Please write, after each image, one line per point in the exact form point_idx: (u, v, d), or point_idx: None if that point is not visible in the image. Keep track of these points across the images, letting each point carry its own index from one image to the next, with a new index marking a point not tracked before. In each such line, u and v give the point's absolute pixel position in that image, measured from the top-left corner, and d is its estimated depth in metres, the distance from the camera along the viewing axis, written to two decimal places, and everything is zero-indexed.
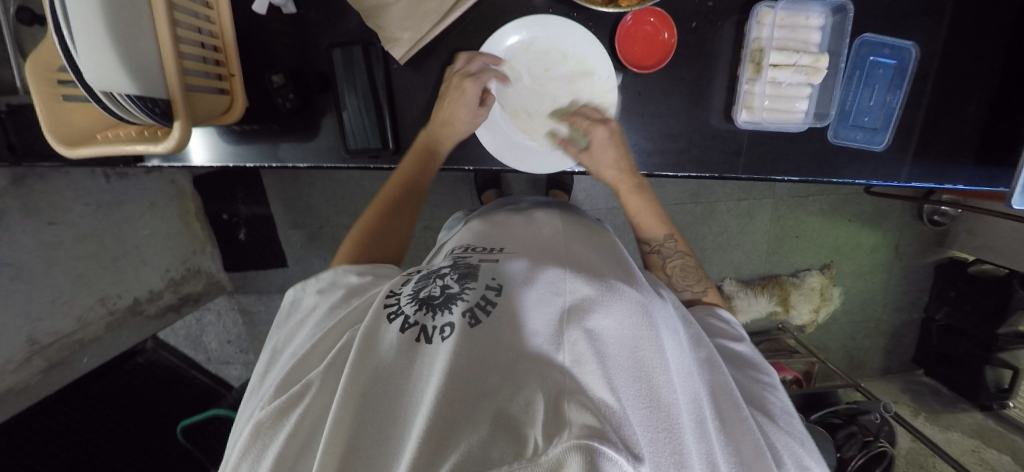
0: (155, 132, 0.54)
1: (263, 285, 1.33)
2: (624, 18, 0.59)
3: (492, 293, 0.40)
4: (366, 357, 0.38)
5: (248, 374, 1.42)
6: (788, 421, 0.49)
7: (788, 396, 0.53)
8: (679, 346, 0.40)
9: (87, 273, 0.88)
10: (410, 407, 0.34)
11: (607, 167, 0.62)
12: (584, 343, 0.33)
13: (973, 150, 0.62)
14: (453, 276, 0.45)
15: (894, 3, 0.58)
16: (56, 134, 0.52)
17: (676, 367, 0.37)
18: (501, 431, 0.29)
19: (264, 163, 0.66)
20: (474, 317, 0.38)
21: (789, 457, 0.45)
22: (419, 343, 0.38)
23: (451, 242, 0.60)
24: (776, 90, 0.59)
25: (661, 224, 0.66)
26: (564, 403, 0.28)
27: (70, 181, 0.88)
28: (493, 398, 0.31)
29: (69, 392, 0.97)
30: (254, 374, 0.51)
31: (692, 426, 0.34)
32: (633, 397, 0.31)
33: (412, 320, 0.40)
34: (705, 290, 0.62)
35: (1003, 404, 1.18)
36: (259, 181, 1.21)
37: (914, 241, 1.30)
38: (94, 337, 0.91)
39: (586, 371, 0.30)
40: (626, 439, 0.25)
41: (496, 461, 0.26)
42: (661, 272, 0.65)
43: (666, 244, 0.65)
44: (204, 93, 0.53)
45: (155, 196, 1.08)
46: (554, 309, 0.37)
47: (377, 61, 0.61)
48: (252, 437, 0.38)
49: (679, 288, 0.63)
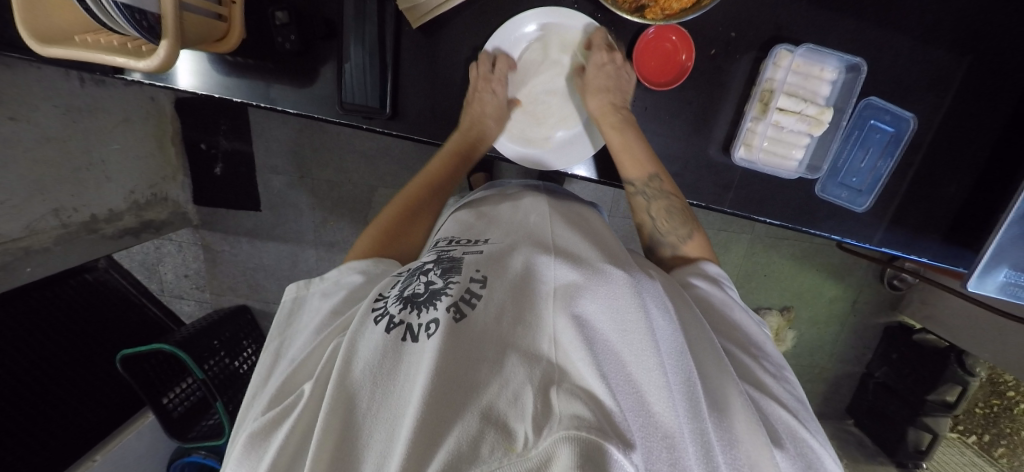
0: (138, 46, 0.50)
1: (231, 225, 1.28)
2: (647, 30, 0.59)
3: (476, 285, 0.40)
4: (351, 365, 0.36)
5: (201, 312, 1.38)
6: (785, 394, 0.45)
7: (786, 363, 0.50)
8: (670, 324, 0.38)
9: (43, 180, 0.83)
10: (399, 409, 0.32)
11: (594, 94, 0.59)
12: (571, 330, 0.32)
13: (945, 227, 0.65)
14: (437, 271, 0.44)
15: (903, 73, 0.60)
16: (31, 32, 0.48)
17: (666, 346, 0.35)
18: (490, 425, 0.28)
19: (253, 101, 0.63)
20: (460, 311, 0.37)
21: (786, 437, 0.41)
22: (405, 342, 0.37)
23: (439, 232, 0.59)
24: (777, 134, 0.60)
25: (646, 161, 0.58)
26: (552, 394, 0.28)
27: (42, 79, 0.82)
28: (480, 393, 0.30)
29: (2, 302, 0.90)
30: (247, 389, 0.46)
31: (684, 407, 0.32)
32: (622, 384, 0.30)
33: (397, 319, 0.39)
34: (691, 232, 0.61)
35: (917, 463, 1.28)
36: (245, 117, 1.15)
37: (871, 299, 1.37)
38: (43, 247, 0.86)
39: (574, 360, 0.30)
40: (618, 428, 0.26)
41: (486, 456, 0.25)
42: (646, 217, 0.62)
43: (651, 185, 0.59)
44: (204, 17, 0.50)
45: (131, 112, 1.01)
46: (542, 300, 0.36)
47: (384, 18, 0.58)
48: (247, 447, 0.35)
49: (664, 234, 0.61)
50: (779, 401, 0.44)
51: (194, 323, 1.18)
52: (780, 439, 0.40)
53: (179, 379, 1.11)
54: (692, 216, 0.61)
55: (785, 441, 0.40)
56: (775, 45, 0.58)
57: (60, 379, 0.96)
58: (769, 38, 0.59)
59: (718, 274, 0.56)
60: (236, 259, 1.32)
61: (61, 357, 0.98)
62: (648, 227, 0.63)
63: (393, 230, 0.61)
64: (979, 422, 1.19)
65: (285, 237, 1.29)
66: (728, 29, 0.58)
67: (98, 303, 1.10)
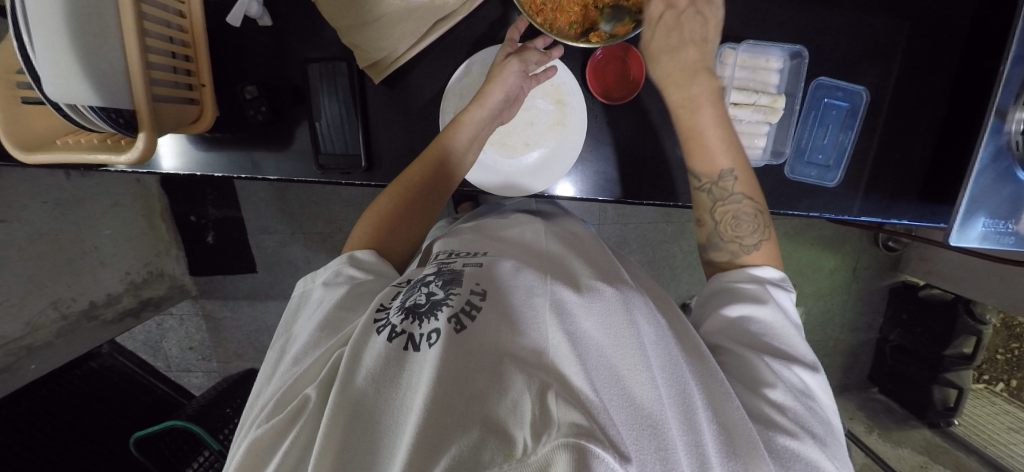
0: (118, 141, 0.52)
1: (230, 290, 1.29)
2: (594, 52, 0.64)
3: (476, 298, 0.39)
4: (355, 375, 0.36)
5: (210, 382, 1.37)
6: (792, 404, 0.43)
7: (819, 399, 0.46)
8: (664, 338, 0.39)
9: (40, 276, 0.84)
10: (401, 416, 0.32)
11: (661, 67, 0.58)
12: (565, 344, 0.33)
13: (917, 188, 0.67)
14: (437, 283, 0.43)
15: (846, 52, 0.63)
16: (15, 142, 0.50)
17: (659, 359, 0.36)
18: (491, 435, 0.28)
19: (236, 173, 0.65)
20: (460, 322, 0.37)
21: (801, 467, 0.39)
22: (407, 351, 0.37)
23: (438, 245, 0.60)
24: (736, 127, 0.62)
25: (719, 159, 0.57)
26: (549, 400, 0.28)
27: (28, 177, 0.84)
28: (482, 401, 0.31)
29: (17, 397, 0.90)
30: (257, 382, 0.47)
31: (676, 418, 0.33)
32: (616, 397, 0.31)
33: (398, 329, 0.38)
34: (759, 241, 0.56)
35: (949, 421, 1.22)
36: (231, 183, 1.17)
37: (870, 264, 1.39)
38: (44, 342, 0.86)
39: (568, 373, 0.31)
40: (612, 437, 0.26)
41: (487, 463, 0.26)
42: (707, 216, 0.59)
43: (722, 181, 0.57)
44: (175, 104, 0.52)
45: (119, 196, 1.03)
46: (536, 314, 0.36)
47: (354, 80, 0.61)
48: (251, 454, 0.36)
49: (724, 240, 0.57)
50: (782, 410, 0.43)
51: (206, 394, 1.18)
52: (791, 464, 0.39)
53: (196, 453, 1.09)
54: (762, 225, 0.57)
55: (789, 459, 0.39)
56: (720, 45, 0.62)
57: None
58: (713, 39, 0.62)
59: (780, 279, 0.54)
60: (239, 324, 1.32)
61: (81, 446, 0.97)
62: (707, 230, 0.59)
63: (378, 231, 0.60)
64: (1002, 369, 1.21)
65: (284, 294, 1.29)
66: None
67: (107, 388, 1.10)
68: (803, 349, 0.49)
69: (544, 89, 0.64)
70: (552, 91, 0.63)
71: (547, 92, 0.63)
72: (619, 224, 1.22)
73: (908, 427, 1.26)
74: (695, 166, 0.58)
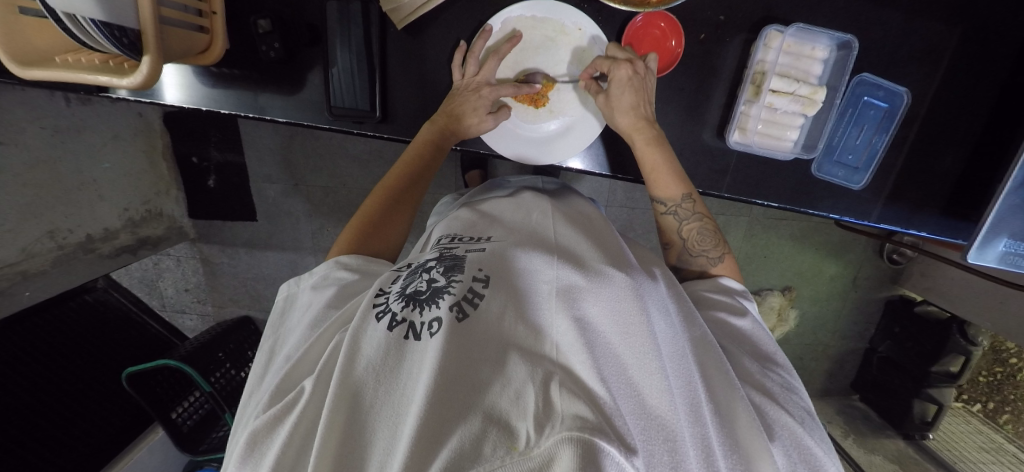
0: (121, 63, 0.49)
1: (229, 236, 1.28)
2: (634, 17, 0.59)
3: (479, 284, 0.38)
4: (354, 362, 0.35)
5: (204, 326, 1.38)
6: (784, 393, 0.45)
7: (804, 391, 0.48)
8: (673, 328, 0.38)
9: (36, 203, 0.82)
10: (402, 407, 0.32)
11: (624, 111, 0.57)
12: (572, 331, 0.32)
13: (941, 202, 0.65)
14: (438, 270, 0.42)
15: (894, 48, 0.60)
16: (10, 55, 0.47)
17: (667, 350, 0.35)
18: (493, 423, 0.28)
19: (242, 112, 0.62)
20: (462, 310, 0.36)
21: (787, 440, 0.41)
22: (407, 341, 0.36)
23: (439, 230, 0.58)
24: (771, 116, 0.60)
25: (681, 182, 0.57)
26: (552, 391, 0.28)
27: (26, 99, 0.80)
28: (484, 393, 0.30)
29: (13, 322, 0.91)
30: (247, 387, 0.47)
31: (685, 410, 0.32)
32: (623, 387, 0.30)
33: (399, 317, 0.38)
34: (722, 255, 0.59)
35: (925, 434, 1.24)
36: (235, 126, 1.14)
37: (871, 274, 1.38)
38: (40, 270, 0.85)
39: (575, 363, 0.30)
40: (618, 430, 0.26)
41: (488, 455, 0.25)
42: (675, 237, 0.60)
43: (682, 205, 0.59)
44: (183, 30, 0.49)
45: (120, 128, 1.00)
46: (543, 302, 0.35)
47: (372, 20, 0.57)
48: (250, 444, 0.35)
49: (693, 256, 0.60)
50: (784, 407, 0.43)
51: (198, 337, 1.18)
52: (777, 435, 0.41)
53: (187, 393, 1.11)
54: (722, 240, 0.60)
55: (779, 435, 0.41)
56: (765, 26, 0.58)
57: (74, 405, 0.97)
58: (758, 19, 0.59)
59: (740, 291, 0.56)
60: (235, 270, 1.32)
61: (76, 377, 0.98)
62: (676, 248, 0.61)
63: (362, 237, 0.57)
64: (982, 390, 1.20)
65: (282, 245, 1.29)
66: (717, 12, 0.58)
67: (100, 322, 1.10)
68: (772, 348, 0.51)
69: (572, 53, 0.60)
70: (582, 58, 0.60)
71: (578, 59, 0.60)
72: (627, 208, 1.20)
73: (883, 435, 1.29)
74: (655, 193, 0.59)
